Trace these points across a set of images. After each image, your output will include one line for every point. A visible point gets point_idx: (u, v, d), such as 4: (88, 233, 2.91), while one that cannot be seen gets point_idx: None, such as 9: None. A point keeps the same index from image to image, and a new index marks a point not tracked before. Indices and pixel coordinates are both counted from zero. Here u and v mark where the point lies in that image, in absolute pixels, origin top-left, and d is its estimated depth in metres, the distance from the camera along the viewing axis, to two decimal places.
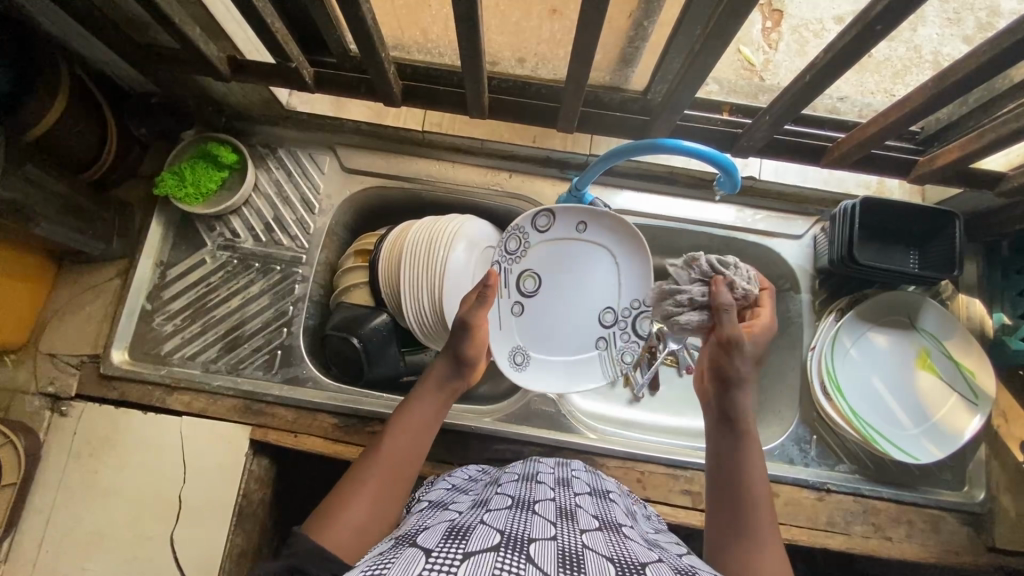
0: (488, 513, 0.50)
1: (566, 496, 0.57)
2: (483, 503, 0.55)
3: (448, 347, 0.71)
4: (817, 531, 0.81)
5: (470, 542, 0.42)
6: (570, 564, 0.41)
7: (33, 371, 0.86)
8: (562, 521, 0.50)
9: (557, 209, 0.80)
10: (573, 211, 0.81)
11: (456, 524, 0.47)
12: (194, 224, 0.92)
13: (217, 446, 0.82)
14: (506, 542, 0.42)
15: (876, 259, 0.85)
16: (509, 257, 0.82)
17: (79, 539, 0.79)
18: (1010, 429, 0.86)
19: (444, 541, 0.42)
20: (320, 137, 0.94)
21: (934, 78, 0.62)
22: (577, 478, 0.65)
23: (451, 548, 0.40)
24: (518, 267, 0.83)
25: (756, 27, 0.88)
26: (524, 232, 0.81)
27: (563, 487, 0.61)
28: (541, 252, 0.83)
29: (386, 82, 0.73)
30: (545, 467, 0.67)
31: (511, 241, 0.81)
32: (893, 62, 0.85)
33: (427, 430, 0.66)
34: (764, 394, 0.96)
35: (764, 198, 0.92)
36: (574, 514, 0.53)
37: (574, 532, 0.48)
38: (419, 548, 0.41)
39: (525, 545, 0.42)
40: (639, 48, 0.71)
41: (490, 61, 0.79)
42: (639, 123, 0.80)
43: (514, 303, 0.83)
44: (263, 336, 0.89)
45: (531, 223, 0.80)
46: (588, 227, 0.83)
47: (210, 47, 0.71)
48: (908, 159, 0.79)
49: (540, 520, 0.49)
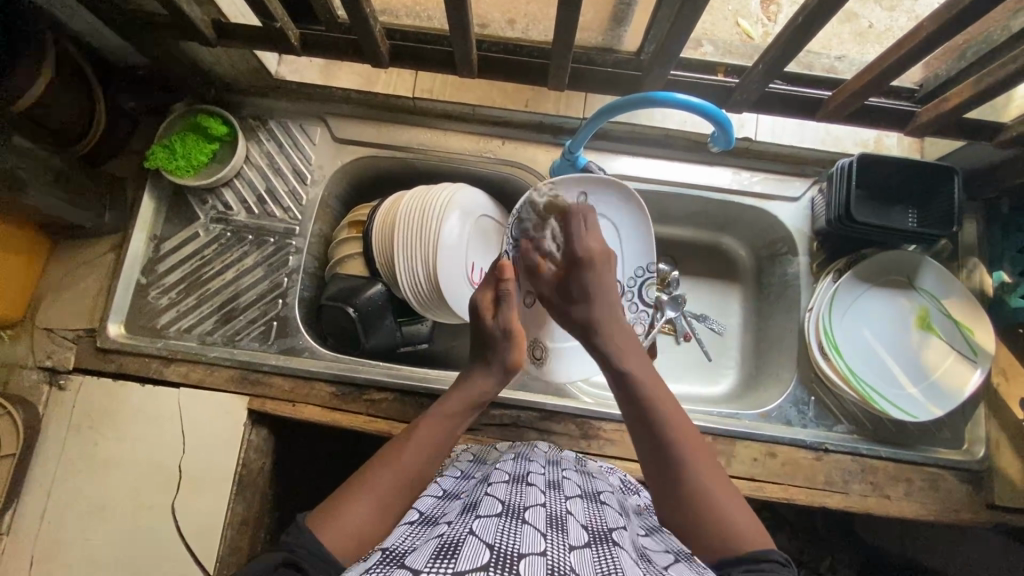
0: (478, 521, 0.49)
1: (557, 502, 0.57)
2: (472, 508, 0.54)
3: (491, 357, 0.70)
4: (815, 490, 0.82)
5: (459, 561, 0.41)
6: None
7: (30, 345, 0.86)
8: (553, 533, 0.49)
9: (558, 181, 0.78)
10: (574, 180, 0.79)
11: (445, 537, 0.46)
12: (186, 198, 0.92)
13: (215, 417, 0.82)
14: (496, 560, 0.42)
15: (876, 217, 0.84)
16: (518, 242, 0.79)
17: (81, 509, 0.80)
18: (1010, 387, 0.85)
19: (433, 560, 0.42)
20: (310, 108, 0.93)
21: (932, 17, 0.61)
22: (569, 480, 0.64)
23: (440, 569, 0.40)
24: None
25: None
26: (520, 213, 0.79)
27: (553, 490, 0.60)
28: None
29: (373, 41, 0.71)
30: (537, 467, 0.66)
31: (511, 227, 0.80)
32: (895, 32, 0.81)
33: (446, 444, 0.64)
34: (764, 358, 0.96)
35: (761, 159, 0.91)
36: (564, 523, 0.52)
37: (564, 547, 0.47)
38: (407, 569, 0.41)
39: (515, 563, 0.42)
40: (630, 4, 0.70)
41: (480, 24, 0.78)
42: (630, 78, 0.77)
43: (525, 294, 0.81)
44: (258, 307, 0.88)
45: (537, 202, 0.77)
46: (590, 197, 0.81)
47: (194, 10, 0.70)
48: (905, 111, 0.78)
49: (529, 531, 0.48)
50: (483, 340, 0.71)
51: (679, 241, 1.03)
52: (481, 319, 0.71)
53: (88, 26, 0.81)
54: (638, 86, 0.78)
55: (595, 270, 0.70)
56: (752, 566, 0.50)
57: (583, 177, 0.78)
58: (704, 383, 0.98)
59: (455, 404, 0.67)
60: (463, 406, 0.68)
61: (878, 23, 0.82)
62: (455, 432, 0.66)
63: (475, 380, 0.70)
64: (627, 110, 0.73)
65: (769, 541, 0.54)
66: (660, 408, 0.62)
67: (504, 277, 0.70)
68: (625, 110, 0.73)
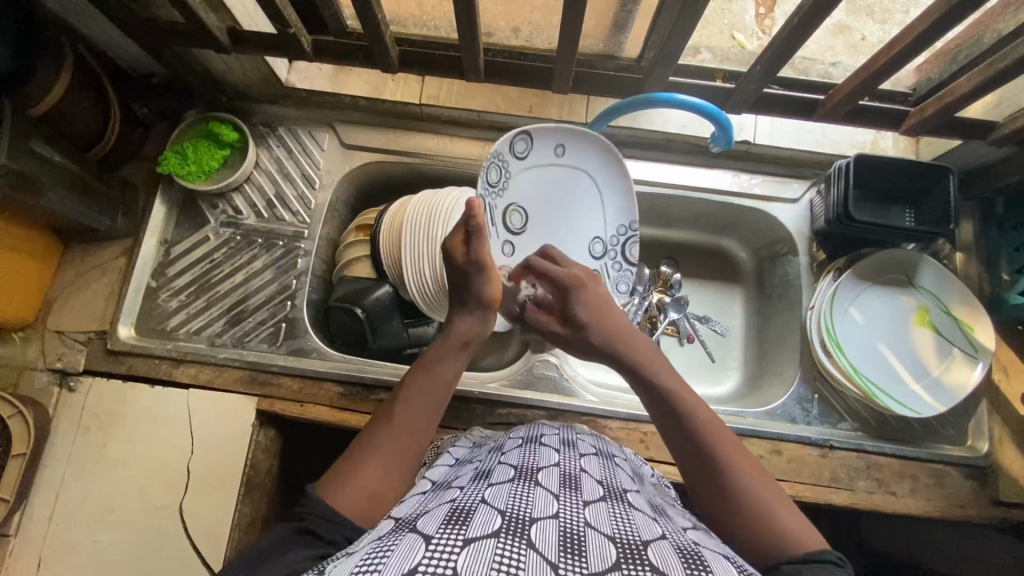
0: (490, 488, 0.50)
1: (571, 461, 0.58)
2: (485, 475, 0.55)
3: (469, 296, 0.67)
4: (821, 487, 0.82)
5: (470, 527, 0.42)
6: (570, 549, 0.41)
7: (41, 348, 0.87)
8: (566, 493, 0.49)
9: (534, 131, 0.75)
10: (550, 132, 0.77)
11: (457, 504, 0.47)
12: (198, 202, 0.94)
13: (225, 417, 0.83)
14: (507, 526, 0.42)
15: (873, 217, 0.86)
16: (494, 190, 0.73)
17: (88, 510, 0.80)
18: (1011, 382, 0.86)
19: (445, 526, 0.42)
20: (319, 115, 0.96)
21: (923, 17, 0.63)
22: (582, 439, 0.65)
23: (451, 535, 0.40)
24: (503, 201, 0.77)
25: (750, 13, 0.86)
26: (504, 158, 0.74)
27: (568, 449, 0.61)
28: (523, 181, 0.78)
29: (383, 48, 0.74)
30: (549, 429, 0.67)
31: (494, 173, 0.73)
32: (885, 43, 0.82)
33: (439, 404, 0.62)
34: (766, 357, 0.97)
35: (760, 162, 0.93)
36: (577, 483, 0.53)
37: (578, 507, 0.48)
38: (418, 534, 0.41)
39: (527, 528, 0.42)
40: (631, 12, 0.73)
41: (485, 32, 0.81)
42: (631, 82, 0.80)
43: (504, 241, 0.79)
44: (267, 310, 0.90)
45: (510, 149, 0.74)
46: (566, 150, 0.80)
47: (210, 17, 0.72)
48: (898, 113, 0.80)
49: (542, 494, 0.48)
50: (456, 280, 0.67)
51: (681, 245, 1.05)
52: (450, 260, 0.66)
53: (103, 34, 0.83)
54: (639, 89, 0.80)
55: (581, 293, 0.69)
56: (809, 565, 0.47)
57: (558, 127, 0.76)
58: (708, 383, 0.99)
59: (438, 354, 0.65)
60: (452, 354, 0.65)
61: (871, 35, 0.83)
62: (449, 380, 0.64)
63: (462, 324, 0.67)
64: (628, 113, 0.76)
65: (817, 536, 0.51)
66: (690, 411, 0.59)
67: (473, 215, 0.62)
68: (626, 113, 0.76)
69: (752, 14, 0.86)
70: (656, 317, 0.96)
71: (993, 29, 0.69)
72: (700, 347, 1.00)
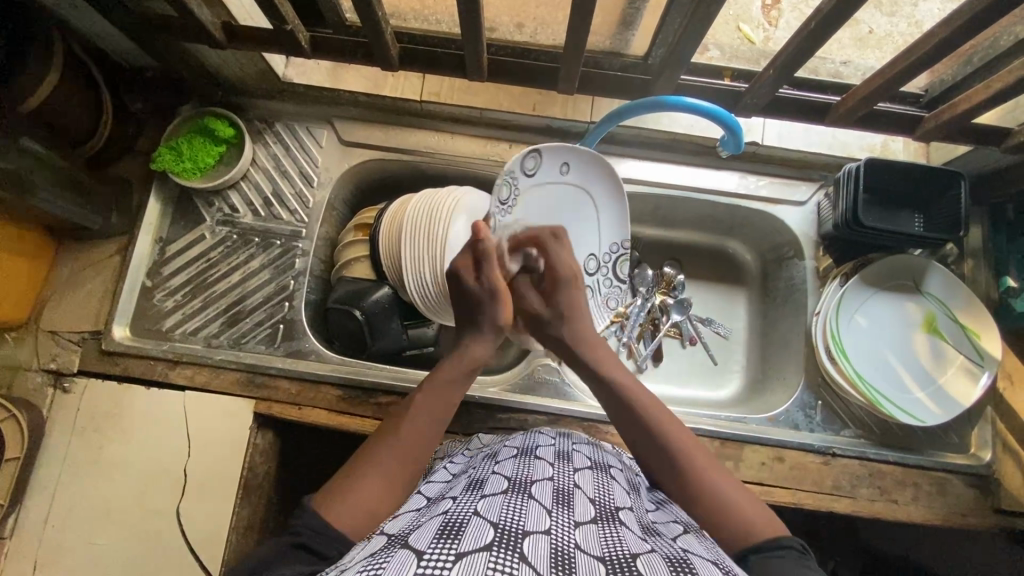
0: (483, 500, 0.48)
1: (565, 475, 0.57)
2: (479, 485, 0.54)
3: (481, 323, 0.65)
4: (823, 495, 0.81)
5: (463, 540, 0.40)
6: (562, 567, 0.40)
7: (34, 348, 0.86)
8: (558, 509, 0.48)
9: (546, 149, 0.64)
10: (560, 150, 0.66)
11: (449, 517, 0.45)
12: (193, 200, 0.91)
13: (222, 421, 0.82)
14: (500, 539, 0.41)
15: (883, 222, 0.84)
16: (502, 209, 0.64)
17: (84, 515, 0.79)
18: (1015, 391, 0.85)
19: (436, 541, 0.41)
20: (319, 110, 0.93)
21: (944, 23, 0.61)
22: (578, 452, 0.64)
23: (443, 549, 0.39)
24: (509, 219, 0.66)
25: (755, 3, 0.83)
26: (515, 176, 0.63)
27: (563, 462, 0.60)
28: (529, 200, 0.67)
29: (383, 44, 0.71)
30: (545, 439, 0.66)
31: (503, 191, 0.63)
32: (895, 38, 0.80)
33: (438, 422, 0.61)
34: (768, 362, 0.96)
35: (767, 163, 0.91)
36: (570, 498, 0.52)
37: (570, 524, 0.46)
38: (410, 550, 0.40)
39: (519, 540, 0.41)
40: (639, 9, 0.70)
41: (488, 27, 0.78)
42: (639, 83, 0.78)
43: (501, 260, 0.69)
44: (265, 310, 0.88)
45: (521, 166, 0.63)
46: (570, 167, 0.69)
47: (205, 13, 0.70)
48: (913, 118, 0.79)
49: (535, 507, 0.47)
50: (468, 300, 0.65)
51: (682, 245, 1.03)
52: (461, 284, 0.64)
53: (92, 27, 0.81)
54: (647, 91, 0.78)
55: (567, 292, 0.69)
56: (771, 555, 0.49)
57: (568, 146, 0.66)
58: (710, 388, 0.98)
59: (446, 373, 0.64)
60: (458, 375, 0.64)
61: (879, 28, 0.82)
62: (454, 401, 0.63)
63: (475, 348, 0.65)
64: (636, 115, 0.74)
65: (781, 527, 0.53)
66: (658, 423, 0.61)
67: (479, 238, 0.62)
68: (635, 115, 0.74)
69: (757, 5, 0.84)
70: (659, 319, 0.95)
71: (1009, 33, 0.67)
72: (704, 350, 0.98)
